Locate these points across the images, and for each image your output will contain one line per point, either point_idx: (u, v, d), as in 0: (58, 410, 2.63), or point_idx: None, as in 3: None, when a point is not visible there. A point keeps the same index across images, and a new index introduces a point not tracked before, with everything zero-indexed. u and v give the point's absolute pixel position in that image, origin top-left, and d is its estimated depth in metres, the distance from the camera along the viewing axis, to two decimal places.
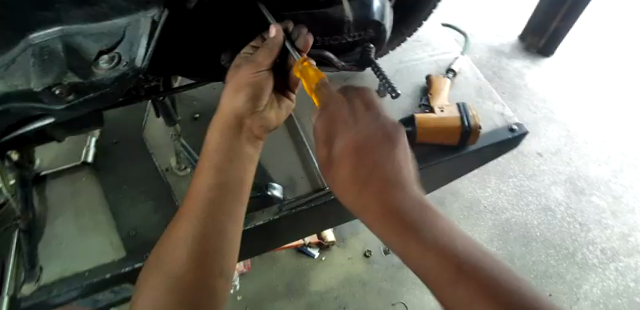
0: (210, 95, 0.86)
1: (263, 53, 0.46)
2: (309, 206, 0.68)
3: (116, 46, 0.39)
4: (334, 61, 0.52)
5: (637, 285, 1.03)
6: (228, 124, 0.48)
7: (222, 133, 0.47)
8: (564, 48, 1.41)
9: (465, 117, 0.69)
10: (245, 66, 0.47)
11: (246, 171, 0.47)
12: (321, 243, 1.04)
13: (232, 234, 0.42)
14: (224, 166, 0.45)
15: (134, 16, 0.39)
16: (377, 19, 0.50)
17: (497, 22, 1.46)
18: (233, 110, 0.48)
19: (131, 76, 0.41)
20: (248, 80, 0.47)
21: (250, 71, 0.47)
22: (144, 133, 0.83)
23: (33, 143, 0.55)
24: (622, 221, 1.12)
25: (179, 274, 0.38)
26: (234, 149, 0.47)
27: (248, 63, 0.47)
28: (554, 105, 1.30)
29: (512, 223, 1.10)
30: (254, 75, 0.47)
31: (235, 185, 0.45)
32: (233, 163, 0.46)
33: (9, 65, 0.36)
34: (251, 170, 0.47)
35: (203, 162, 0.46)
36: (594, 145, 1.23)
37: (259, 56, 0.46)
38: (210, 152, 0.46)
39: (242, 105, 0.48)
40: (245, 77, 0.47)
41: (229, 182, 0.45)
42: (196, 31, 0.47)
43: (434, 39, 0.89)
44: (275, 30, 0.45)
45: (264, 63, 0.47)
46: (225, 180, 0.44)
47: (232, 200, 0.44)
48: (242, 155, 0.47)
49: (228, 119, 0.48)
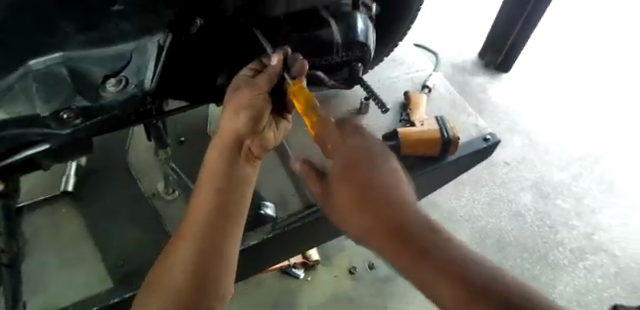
0: (193, 119, 0.87)
1: (263, 77, 0.47)
2: (302, 223, 0.70)
3: (122, 70, 0.42)
4: (325, 80, 0.55)
5: (604, 281, 1.10)
6: (228, 145, 0.46)
7: (222, 154, 0.45)
8: (520, 63, 1.51)
9: (444, 129, 0.74)
10: (245, 89, 0.47)
11: (245, 192, 0.45)
12: (306, 263, 1.04)
13: (229, 259, 0.41)
14: (225, 188, 0.44)
15: (142, 41, 0.41)
16: (361, 40, 0.53)
17: (458, 40, 1.55)
18: (234, 131, 0.46)
19: (139, 97, 0.44)
20: (249, 101, 0.47)
21: (251, 94, 0.47)
22: (130, 156, 0.82)
23: (17, 173, 0.52)
24: (586, 221, 1.19)
25: (181, 293, 0.38)
26: (234, 172, 0.45)
27: (248, 86, 0.47)
28: (515, 116, 1.38)
29: (488, 230, 1.15)
30: (254, 97, 0.47)
31: (234, 210, 0.43)
32: (233, 183, 0.44)
33: (7, 93, 0.37)
34: (250, 193, 0.46)
35: (201, 185, 0.45)
36: (555, 151, 1.32)
37: (260, 79, 0.47)
38: (211, 175, 0.44)
39: (242, 126, 0.47)
40: (246, 99, 0.47)
41: (230, 206, 0.43)
42: (195, 53, 0.50)
43: (407, 57, 0.95)
44: (276, 58, 0.47)
45: (264, 86, 0.47)
46: (224, 203, 0.43)
47: (231, 220, 0.43)
48: (242, 175, 0.46)
49: (228, 141, 0.46)
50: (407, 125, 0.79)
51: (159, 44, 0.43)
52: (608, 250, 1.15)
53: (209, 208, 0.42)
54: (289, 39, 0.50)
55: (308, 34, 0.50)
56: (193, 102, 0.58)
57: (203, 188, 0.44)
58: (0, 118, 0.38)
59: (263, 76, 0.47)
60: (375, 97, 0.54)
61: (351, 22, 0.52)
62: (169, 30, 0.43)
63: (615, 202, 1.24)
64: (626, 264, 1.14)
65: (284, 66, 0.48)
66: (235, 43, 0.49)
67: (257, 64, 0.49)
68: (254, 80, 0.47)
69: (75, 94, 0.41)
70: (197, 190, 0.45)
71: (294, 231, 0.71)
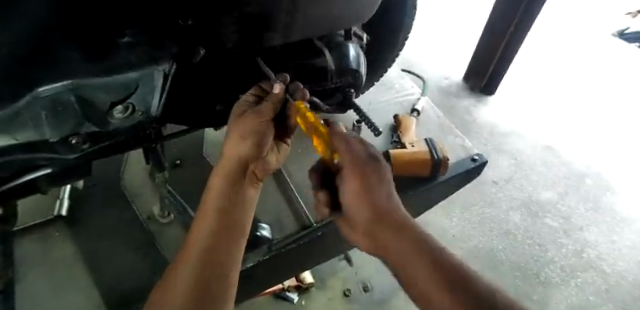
0: (189, 141, 0.88)
1: (267, 103, 0.49)
2: (298, 245, 0.71)
3: (128, 97, 0.45)
4: (320, 104, 0.58)
5: (595, 299, 1.12)
6: (233, 168, 0.48)
7: (225, 177, 0.47)
8: (504, 86, 1.57)
9: (434, 150, 0.76)
10: (251, 115, 0.49)
11: (246, 216, 0.46)
12: (300, 286, 1.03)
13: (232, 277, 0.42)
14: (227, 210, 0.45)
15: (147, 70, 0.43)
16: (354, 67, 0.56)
17: (444, 65, 1.61)
18: (237, 156, 0.48)
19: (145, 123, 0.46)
20: (254, 127, 0.49)
21: (256, 120, 0.49)
22: (125, 179, 0.82)
23: (16, 197, 0.50)
24: (574, 239, 1.22)
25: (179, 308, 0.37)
26: (236, 193, 0.47)
27: (252, 112, 0.49)
28: (502, 137, 1.42)
29: (479, 249, 1.17)
30: (258, 123, 0.49)
31: (235, 231, 0.44)
32: (235, 207, 0.46)
33: (21, 115, 0.41)
34: (251, 216, 0.47)
35: (203, 209, 0.45)
36: (540, 171, 1.35)
37: (264, 106, 0.49)
38: (214, 196, 0.46)
39: (246, 150, 0.48)
40: (252, 124, 0.49)
41: (231, 227, 0.44)
42: (196, 83, 0.51)
43: (396, 82, 0.98)
44: (279, 86, 0.50)
45: (269, 113, 0.49)
46: (226, 223, 0.44)
47: (232, 245, 0.43)
48: (245, 199, 0.47)
49: (232, 164, 0.48)
50: (398, 146, 0.81)
51: (164, 73, 0.45)
52: (597, 267, 1.17)
53: (212, 231, 0.43)
54: (286, 69, 0.54)
55: (303, 62, 0.53)
56: (192, 127, 0.59)
57: (206, 212, 0.45)
58: (10, 143, 0.40)
59: (267, 103, 0.50)
60: (370, 123, 0.58)
61: (344, 52, 0.55)
62: (174, 60, 0.44)
63: (602, 220, 1.27)
64: (616, 280, 1.15)
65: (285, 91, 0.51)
66: (237, 72, 0.52)
67: (258, 90, 0.52)
68: (257, 107, 0.50)
69: (84, 122, 0.43)
70: (199, 214, 0.45)
71: (290, 253, 0.72)
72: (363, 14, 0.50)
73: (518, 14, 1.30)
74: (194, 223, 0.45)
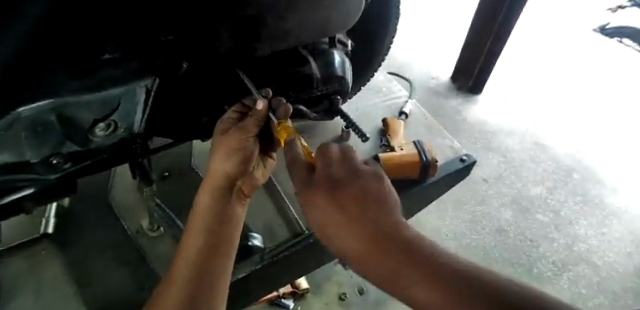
0: (176, 152, 0.87)
1: (250, 120, 0.48)
2: (290, 252, 0.71)
3: (110, 115, 0.44)
4: (308, 113, 0.57)
5: (588, 292, 1.13)
6: (221, 187, 0.48)
7: (213, 196, 0.47)
8: (491, 84, 1.58)
9: (423, 152, 0.77)
10: (234, 132, 0.47)
11: (234, 233, 0.47)
12: (295, 293, 1.03)
13: (219, 293, 0.43)
14: (215, 229, 0.46)
15: (131, 86, 0.42)
16: (339, 75, 0.56)
17: (431, 65, 1.62)
18: (224, 173, 0.47)
19: (127, 138, 0.47)
20: (239, 144, 0.47)
21: (239, 137, 0.47)
22: (112, 193, 0.81)
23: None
24: (565, 233, 1.23)
25: None
26: (224, 212, 0.47)
27: (235, 130, 0.47)
28: (490, 135, 1.44)
29: (472, 247, 1.18)
30: (243, 140, 0.47)
31: (224, 250, 0.45)
32: (224, 225, 0.47)
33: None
34: (238, 233, 0.48)
35: (191, 229, 0.46)
36: (529, 167, 1.37)
37: (246, 123, 0.48)
38: (203, 215, 0.46)
39: (232, 168, 0.47)
40: (236, 142, 0.47)
41: (220, 245, 0.45)
42: (182, 95, 0.50)
43: (382, 85, 0.99)
44: (261, 103, 0.48)
45: (252, 130, 0.48)
46: (215, 243, 0.45)
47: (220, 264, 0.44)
48: (232, 217, 0.48)
49: (219, 182, 0.48)
50: (388, 150, 0.81)
51: (147, 88, 0.44)
52: (588, 260, 1.19)
53: (198, 252, 0.44)
54: (272, 79, 0.53)
55: (289, 70, 0.53)
56: (177, 140, 0.59)
57: (193, 232, 0.46)
58: None
59: (250, 119, 0.48)
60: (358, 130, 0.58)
61: (329, 59, 0.55)
62: (157, 75, 0.44)
63: (591, 213, 1.29)
64: (607, 273, 1.17)
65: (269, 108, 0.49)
66: (221, 85, 0.51)
67: (240, 107, 0.50)
68: (242, 124, 0.48)
69: (64, 141, 0.43)
70: (187, 233, 0.47)
71: (283, 261, 0.72)
72: (348, 21, 0.50)
73: (501, 14, 1.31)
74: (182, 242, 0.46)
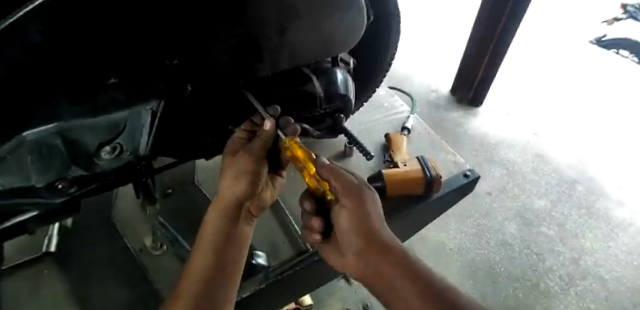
0: (179, 168, 0.86)
1: (258, 141, 0.48)
2: (294, 270, 0.71)
3: (116, 138, 0.44)
4: (312, 131, 0.59)
5: (596, 306, 1.12)
6: (230, 208, 0.49)
7: (221, 216, 0.49)
8: (491, 97, 1.59)
9: (426, 168, 0.76)
10: (243, 154, 0.49)
11: (240, 254, 0.48)
12: (298, 309, 1.01)
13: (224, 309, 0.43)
14: (222, 248, 0.47)
15: (136, 109, 0.42)
16: (342, 92, 0.56)
17: (430, 78, 1.63)
18: (234, 194, 0.49)
19: (132, 161, 0.47)
20: (248, 167, 0.49)
21: (248, 159, 0.49)
22: (115, 210, 0.80)
23: (3, 239, 0.49)
24: (571, 247, 1.22)
25: None
26: (231, 231, 0.49)
27: (244, 152, 0.49)
28: (492, 148, 1.43)
29: (477, 261, 1.17)
30: (253, 162, 0.49)
31: (229, 268, 0.46)
32: (230, 245, 0.48)
33: (6, 156, 0.38)
34: (243, 255, 0.49)
35: (198, 249, 0.47)
36: (532, 180, 1.36)
37: (254, 144, 0.48)
38: (209, 235, 0.48)
39: (242, 190, 0.49)
40: (245, 165, 0.48)
41: (226, 263, 0.46)
42: (188, 118, 0.50)
43: (384, 100, 0.99)
44: (269, 123, 0.48)
45: (259, 151, 0.49)
46: (221, 261, 0.46)
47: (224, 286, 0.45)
48: (238, 237, 0.49)
49: (228, 204, 0.49)
50: (391, 165, 0.81)
51: (153, 110, 0.44)
52: (595, 274, 1.18)
53: (204, 273, 0.45)
54: (274, 99, 0.54)
55: (292, 90, 0.53)
56: (182, 159, 0.59)
57: (200, 253, 0.47)
58: None
59: (257, 140, 0.48)
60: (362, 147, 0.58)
61: (331, 78, 0.55)
62: (161, 98, 0.43)
63: (596, 226, 1.27)
64: (615, 286, 1.16)
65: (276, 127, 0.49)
66: (225, 105, 0.51)
67: (249, 125, 0.51)
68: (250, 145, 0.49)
69: (70, 165, 0.44)
70: (193, 253, 0.47)
71: (287, 279, 0.71)
72: (351, 38, 0.50)
73: (499, 28, 1.33)
74: (187, 263, 0.47)
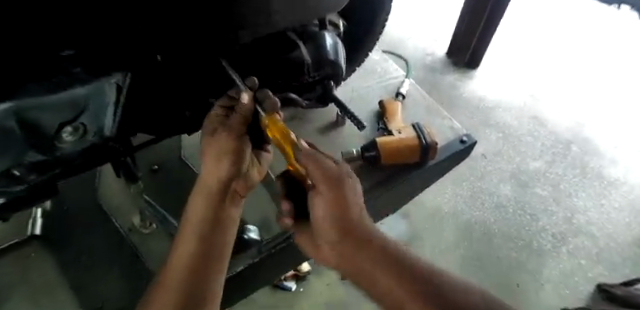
0: (165, 145, 0.83)
1: (236, 117, 0.44)
2: (288, 243, 0.69)
3: (78, 117, 0.39)
4: (298, 100, 0.54)
5: (587, 262, 1.13)
6: (215, 192, 0.47)
7: (205, 203, 0.47)
8: (488, 58, 1.54)
9: (422, 135, 0.73)
10: (221, 133, 0.45)
11: (227, 237, 0.47)
12: (296, 276, 1.00)
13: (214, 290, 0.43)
14: (208, 235, 0.45)
15: (99, 83, 0.38)
16: (332, 58, 0.52)
17: (426, 40, 1.57)
18: (217, 178, 0.47)
19: (98, 143, 0.43)
20: (230, 146, 0.45)
21: (228, 138, 0.45)
22: (100, 189, 0.76)
23: None
24: (564, 206, 1.22)
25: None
26: (218, 217, 0.47)
27: (223, 130, 0.45)
28: (488, 110, 1.40)
29: (472, 224, 1.16)
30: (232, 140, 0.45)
31: (217, 252, 0.45)
32: (216, 230, 0.46)
33: None
34: (231, 238, 0.48)
35: (183, 235, 0.46)
36: (528, 141, 1.34)
37: (233, 121, 0.45)
38: (194, 223, 0.46)
39: (225, 172, 0.46)
40: (226, 145, 0.45)
41: (213, 249, 0.45)
42: (162, 90, 0.46)
43: (378, 65, 0.94)
44: (246, 96, 0.44)
45: (239, 129, 0.45)
46: (208, 246, 0.45)
47: (216, 267, 0.45)
48: (225, 223, 0.47)
49: (212, 188, 0.47)
50: (385, 133, 0.78)
51: (118, 84, 0.40)
52: (587, 232, 1.18)
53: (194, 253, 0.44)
54: (258, 66, 0.49)
55: (278, 57, 0.49)
56: (162, 134, 0.55)
57: (186, 233, 0.45)
58: None
59: (235, 116, 0.44)
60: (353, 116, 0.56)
61: (320, 43, 0.51)
62: (127, 70, 0.39)
63: (590, 185, 1.27)
64: (606, 243, 1.17)
65: (255, 101, 0.45)
66: (203, 75, 0.47)
67: (227, 101, 0.46)
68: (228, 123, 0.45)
69: (28, 151, 0.39)
70: (178, 236, 0.46)
71: (281, 253, 0.69)
72: None
73: None
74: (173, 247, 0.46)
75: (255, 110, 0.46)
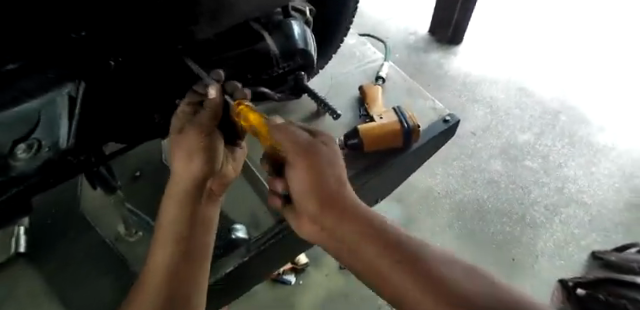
0: (145, 148, 0.81)
1: (204, 113, 0.43)
2: (277, 239, 0.68)
3: (33, 132, 0.35)
4: (270, 94, 0.55)
5: (580, 231, 1.14)
6: (189, 193, 0.47)
7: (180, 207, 0.46)
8: (472, 33, 1.51)
9: (403, 119, 0.72)
10: (190, 131, 0.44)
11: (205, 236, 0.48)
12: (294, 268, 1.00)
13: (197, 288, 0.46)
14: (185, 238, 0.46)
15: (51, 94, 0.35)
16: (302, 46, 0.49)
17: (408, 19, 1.54)
18: (190, 179, 0.46)
19: (56, 159, 0.38)
20: (199, 143, 0.45)
21: (197, 135, 0.44)
22: (81, 201, 0.72)
23: None
24: (555, 177, 1.22)
25: None
26: (194, 219, 0.47)
27: (191, 128, 0.44)
28: (474, 86, 1.39)
29: (466, 202, 1.16)
30: (202, 137, 0.44)
31: (195, 253, 0.47)
32: (193, 231, 0.47)
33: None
34: (210, 235, 0.49)
35: (160, 240, 0.46)
36: (516, 115, 1.33)
37: (202, 117, 0.43)
38: (170, 228, 0.46)
39: (198, 170, 0.46)
40: (196, 142, 0.44)
41: (192, 251, 0.47)
42: (125, 93, 0.44)
43: (357, 50, 0.92)
44: (214, 90, 0.42)
45: (209, 125, 0.44)
46: (186, 249, 0.46)
47: (195, 268, 0.46)
48: (202, 223, 0.48)
49: (186, 189, 0.46)
50: (367, 120, 0.77)
51: (71, 95, 0.37)
52: (579, 200, 1.19)
53: (171, 259, 0.45)
54: (225, 63, 0.47)
55: (241, 51, 0.47)
56: (135, 139, 0.53)
57: (163, 237, 0.46)
58: None
59: (204, 111, 0.43)
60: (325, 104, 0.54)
61: (288, 31, 0.48)
62: (80, 79, 0.37)
63: (579, 154, 1.27)
64: (598, 210, 1.17)
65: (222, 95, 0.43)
66: (167, 72, 0.45)
67: (194, 97, 0.45)
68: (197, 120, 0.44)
69: None
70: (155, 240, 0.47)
71: (271, 249, 0.69)
72: None
73: None
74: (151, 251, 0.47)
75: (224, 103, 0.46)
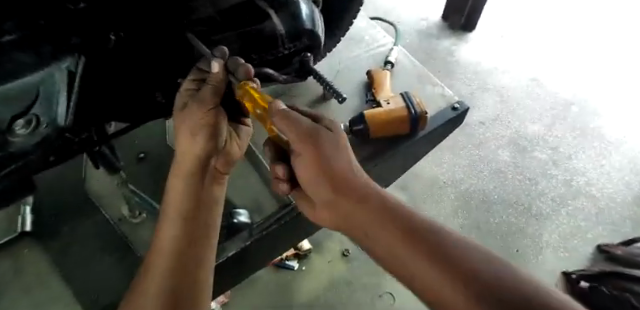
0: (149, 130, 0.80)
1: (207, 88, 0.42)
2: (280, 224, 0.68)
3: (32, 106, 0.34)
4: (275, 76, 0.51)
5: (587, 224, 1.12)
6: (193, 170, 0.47)
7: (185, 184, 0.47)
8: (484, 20, 1.48)
9: (411, 105, 0.70)
10: (193, 107, 0.43)
11: (211, 215, 0.49)
12: (297, 254, 1.00)
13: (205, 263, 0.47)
14: (191, 217, 0.47)
15: (51, 69, 0.34)
16: (309, 27, 0.49)
17: (420, 5, 1.50)
18: (194, 156, 0.46)
19: (54, 136, 0.37)
20: (204, 119, 0.44)
21: (202, 111, 0.43)
22: (86, 182, 0.73)
23: None
24: (564, 168, 1.20)
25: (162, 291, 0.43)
26: (198, 197, 0.48)
27: (195, 103, 0.43)
28: (485, 75, 1.36)
29: (472, 192, 1.15)
30: (205, 113, 0.44)
31: (202, 230, 0.47)
32: (199, 209, 0.48)
33: None
34: (216, 216, 0.49)
35: (166, 218, 0.47)
36: (527, 105, 1.31)
37: (205, 93, 0.42)
38: (175, 206, 0.47)
39: (201, 146, 0.46)
40: (200, 119, 0.44)
41: (198, 229, 0.47)
42: (125, 69, 0.43)
43: (366, 34, 0.90)
44: (217, 65, 0.40)
45: (212, 101, 0.43)
46: (192, 227, 0.47)
47: (202, 245, 0.47)
48: (208, 202, 0.48)
49: (191, 167, 0.47)
50: (374, 105, 0.76)
51: (70, 70, 0.36)
52: (588, 193, 1.17)
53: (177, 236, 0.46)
54: (227, 42, 0.44)
55: (243, 31, 0.44)
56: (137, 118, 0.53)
57: (167, 218, 0.47)
58: None
59: (207, 87, 0.42)
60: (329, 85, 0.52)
61: (295, 11, 0.47)
62: (80, 53, 0.36)
63: (590, 146, 1.25)
64: (607, 204, 1.16)
65: (227, 70, 0.41)
66: (166, 48, 0.44)
67: (198, 73, 0.44)
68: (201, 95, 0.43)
69: None
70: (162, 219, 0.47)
71: (274, 233, 0.68)
72: None
73: None
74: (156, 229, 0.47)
75: (228, 79, 0.43)
